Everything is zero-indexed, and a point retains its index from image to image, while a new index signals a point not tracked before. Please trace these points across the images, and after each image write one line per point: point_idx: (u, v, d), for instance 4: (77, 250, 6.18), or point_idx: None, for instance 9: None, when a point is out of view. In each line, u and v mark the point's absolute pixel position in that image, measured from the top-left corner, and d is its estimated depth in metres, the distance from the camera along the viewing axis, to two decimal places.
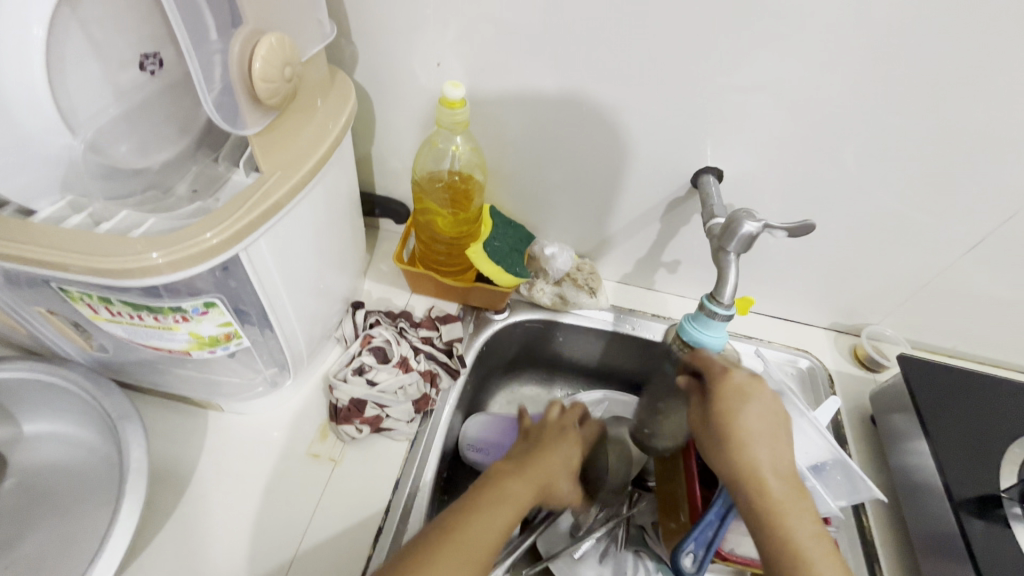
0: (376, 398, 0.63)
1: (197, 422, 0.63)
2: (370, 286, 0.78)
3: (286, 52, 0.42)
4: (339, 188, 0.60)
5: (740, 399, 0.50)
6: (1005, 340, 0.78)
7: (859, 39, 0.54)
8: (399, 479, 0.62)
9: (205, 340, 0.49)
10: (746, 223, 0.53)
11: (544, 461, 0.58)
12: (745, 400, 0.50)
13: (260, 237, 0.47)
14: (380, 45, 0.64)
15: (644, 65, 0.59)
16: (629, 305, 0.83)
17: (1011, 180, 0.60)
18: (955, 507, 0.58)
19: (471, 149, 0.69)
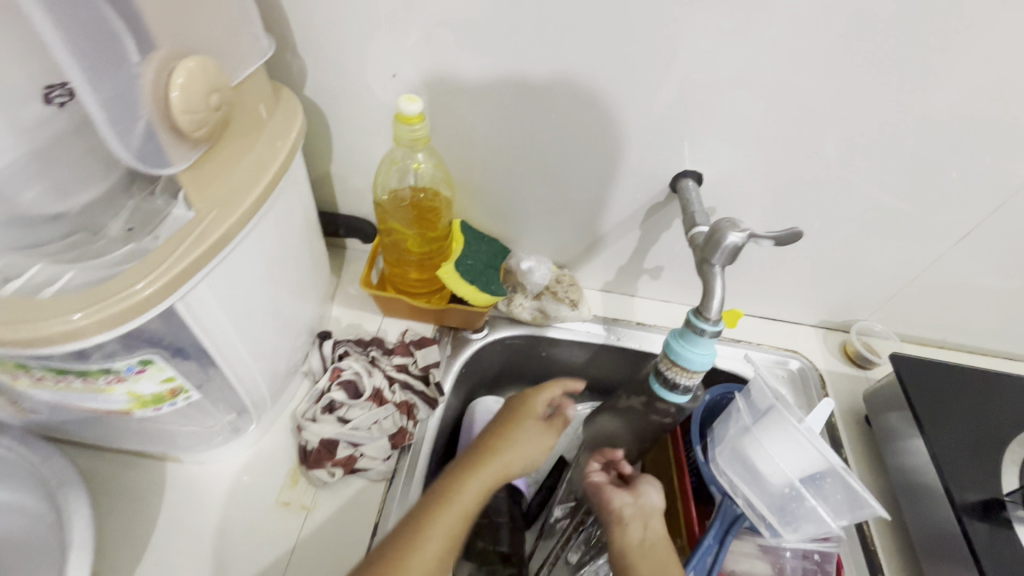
0: (348, 436, 0.59)
1: (154, 477, 0.58)
2: (338, 313, 0.74)
3: (211, 77, 0.37)
4: (292, 215, 0.55)
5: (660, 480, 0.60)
6: (995, 329, 0.77)
7: (836, 31, 0.51)
8: (378, 523, 0.58)
9: (147, 399, 0.45)
10: (730, 234, 0.49)
11: (491, 457, 0.56)
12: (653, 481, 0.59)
13: (201, 282, 0.43)
14: (330, 58, 0.59)
15: (612, 67, 0.56)
16: (613, 314, 0.80)
17: (997, 169, 0.58)
18: (958, 511, 0.56)
19: (435, 165, 0.65)
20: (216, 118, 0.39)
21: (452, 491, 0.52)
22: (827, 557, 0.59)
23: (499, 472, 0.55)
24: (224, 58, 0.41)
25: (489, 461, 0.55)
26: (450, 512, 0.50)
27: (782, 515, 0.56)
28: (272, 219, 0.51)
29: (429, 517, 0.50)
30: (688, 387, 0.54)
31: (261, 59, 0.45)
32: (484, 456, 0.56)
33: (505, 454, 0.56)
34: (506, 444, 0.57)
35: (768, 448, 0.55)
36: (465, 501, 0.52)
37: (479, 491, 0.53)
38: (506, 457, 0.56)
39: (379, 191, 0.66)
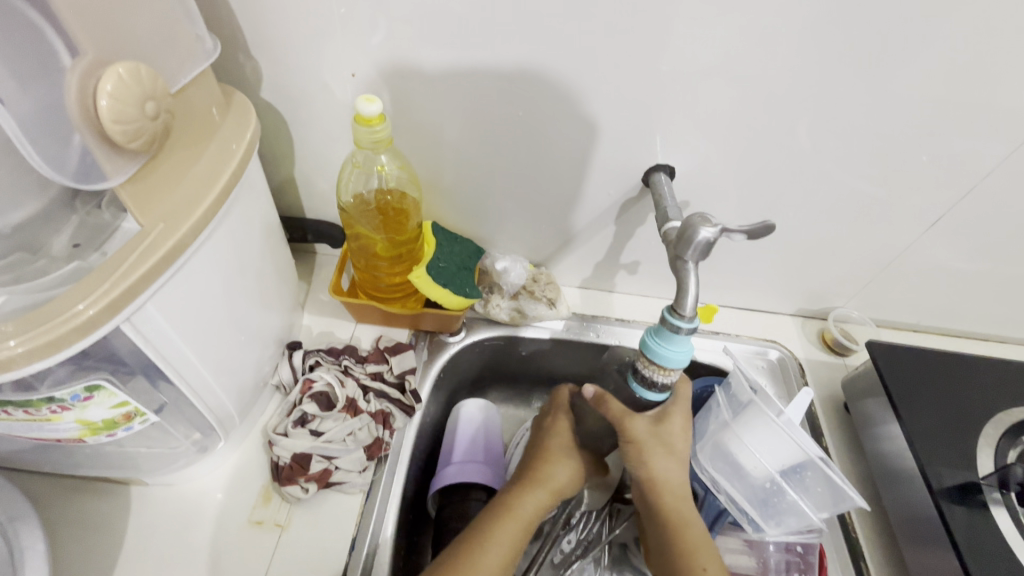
0: (322, 450, 0.57)
1: (119, 501, 0.56)
2: (309, 321, 0.72)
3: (146, 85, 0.35)
4: (251, 224, 0.53)
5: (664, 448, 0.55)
6: (967, 311, 0.78)
7: (802, 18, 0.50)
8: (356, 537, 0.56)
9: (99, 425, 0.43)
10: (702, 229, 0.48)
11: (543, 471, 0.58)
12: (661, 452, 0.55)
13: (147, 301, 0.40)
14: (283, 59, 0.57)
15: (578, 61, 0.54)
16: (591, 311, 0.79)
17: (965, 153, 0.58)
18: (935, 496, 0.57)
19: (400, 167, 0.63)
20: (155, 127, 0.37)
21: (512, 506, 0.55)
22: (810, 549, 0.58)
23: (550, 489, 0.57)
24: (164, 63, 0.39)
25: (537, 483, 0.57)
26: (513, 530, 0.54)
27: (764, 509, 0.56)
28: (228, 227, 0.48)
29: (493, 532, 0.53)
30: (666, 386, 0.54)
31: (206, 61, 0.43)
32: (541, 469, 0.58)
33: (554, 473, 0.58)
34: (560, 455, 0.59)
35: (749, 442, 0.54)
36: (526, 516, 0.55)
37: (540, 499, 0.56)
38: (557, 478, 0.58)
39: (344, 196, 0.64)
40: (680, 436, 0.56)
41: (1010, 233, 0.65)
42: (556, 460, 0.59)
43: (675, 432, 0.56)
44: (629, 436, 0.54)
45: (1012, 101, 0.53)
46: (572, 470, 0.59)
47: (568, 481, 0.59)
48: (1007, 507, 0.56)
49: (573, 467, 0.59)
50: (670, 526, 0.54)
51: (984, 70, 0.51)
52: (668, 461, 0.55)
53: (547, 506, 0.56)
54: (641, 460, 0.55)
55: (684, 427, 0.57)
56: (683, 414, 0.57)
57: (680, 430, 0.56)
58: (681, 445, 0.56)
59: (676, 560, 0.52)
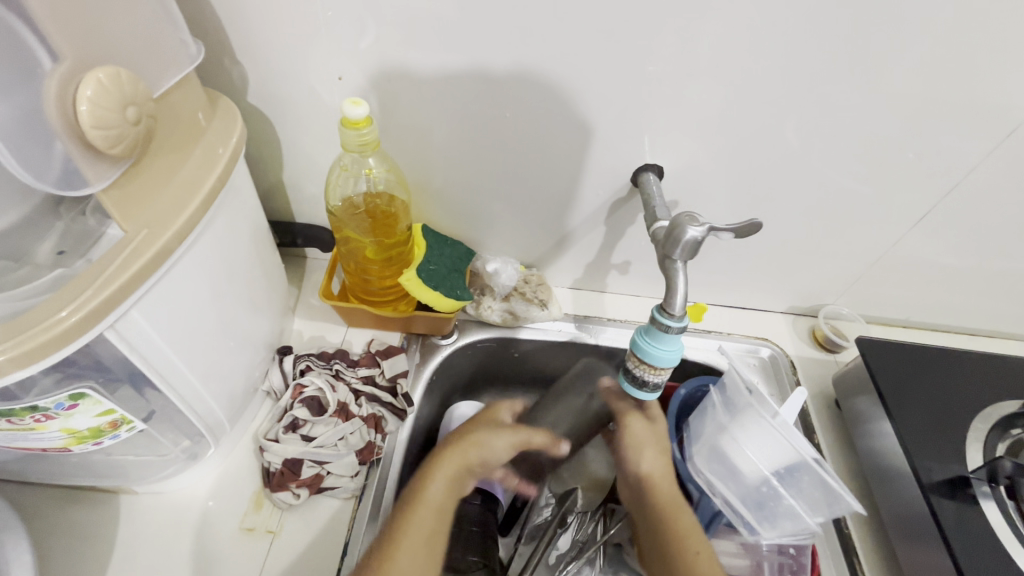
0: (313, 454, 0.57)
1: (108, 510, 0.55)
2: (300, 326, 0.72)
3: (127, 90, 0.35)
4: (239, 229, 0.52)
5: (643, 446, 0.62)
6: (954, 307, 0.78)
7: (787, 17, 0.50)
8: (347, 543, 0.56)
9: (85, 433, 0.43)
10: (690, 229, 0.48)
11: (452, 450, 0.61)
12: (639, 450, 0.62)
13: (131, 308, 0.40)
14: (270, 63, 0.57)
15: (565, 62, 0.55)
16: (583, 312, 0.79)
17: (949, 150, 0.59)
18: (925, 491, 0.57)
19: (388, 170, 0.63)
20: (137, 132, 0.37)
21: (420, 489, 0.57)
22: (802, 550, 0.58)
23: (460, 464, 0.60)
24: (145, 67, 0.39)
25: (443, 463, 0.59)
26: (425, 514, 0.56)
27: (759, 511, 0.56)
28: (214, 232, 0.48)
29: (406, 511, 0.55)
30: (657, 385, 0.54)
31: (189, 66, 0.43)
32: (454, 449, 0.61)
33: (467, 449, 0.61)
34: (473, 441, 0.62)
35: (744, 444, 0.54)
36: (433, 497, 0.57)
37: (444, 485, 0.59)
38: (470, 452, 0.61)
39: (333, 199, 0.64)
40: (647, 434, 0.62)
41: (997, 228, 0.66)
42: (468, 435, 0.62)
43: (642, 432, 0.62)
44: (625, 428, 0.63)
45: (995, 97, 0.54)
46: (493, 449, 0.62)
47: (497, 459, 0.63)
48: (996, 501, 0.56)
49: (484, 446, 0.62)
50: (663, 521, 0.59)
51: (968, 66, 0.52)
52: (656, 455, 0.61)
53: (451, 485, 0.59)
54: (636, 453, 0.62)
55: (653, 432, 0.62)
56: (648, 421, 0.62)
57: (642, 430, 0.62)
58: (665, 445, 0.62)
59: (668, 547, 0.58)
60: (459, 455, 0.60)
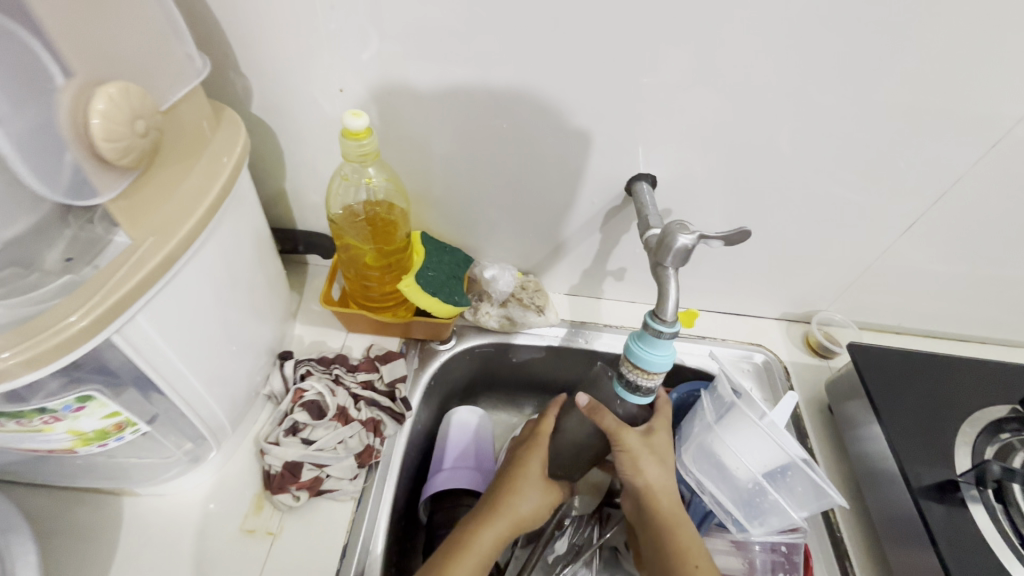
0: (312, 458, 0.58)
1: (111, 513, 0.56)
2: (301, 331, 0.73)
3: (135, 104, 0.36)
4: (242, 235, 0.54)
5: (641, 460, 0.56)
6: (945, 313, 0.80)
7: (775, 32, 0.52)
8: (347, 544, 0.57)
9: (90, 435, 0.44)
10: (680, 237, 0.50)
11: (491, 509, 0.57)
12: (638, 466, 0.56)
13: (138, 313, 0.41)
14: (274, 76, 0.58)
15: (561, 74, 0.56)
16: (580, 318, 0.80)
17: (936, 159, 0.60)
18: (914, 494, 0.58)
19: (387, 179, 0.64)
20: (145, 143, 0.38)
21: (469, 541, 0.55)
22: (794, 549, 0.59)
23: (512, 520, 0.57)
24: (153, 81, 0.40)
25: (500, 516, 0.56)
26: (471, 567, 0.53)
27: (748, 510, 0.57)
28: (217, 241, 0.49)
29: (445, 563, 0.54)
30: (650, 390, 0.55)
31: (195, 79, 0.44)
32: (490, 512, 0.57)
33: (519, 502, 0.58)
34: (510, 497, 0.58)
35: (732, 444, 0.55)
36: (482, 549, 0.55)
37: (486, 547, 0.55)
38: (522, 505, 0.58)
39: (333, 207, 0.65)
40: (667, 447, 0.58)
41: (985, 236, 0.67)
42: (519, 487, 0.59)
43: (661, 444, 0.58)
44: (621, 446, 0.56)
45: (978, 107, 0.55)
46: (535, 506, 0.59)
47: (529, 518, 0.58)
48: (984, 504, 0.57)
49: (537, 498, 0.59)
50: (662, 532, 0.55)
51: (951, 78, 0.53)
52: (658, 469, 0.56)
53: (506, 538, 0.57)
54: (635, 470, 0.56)
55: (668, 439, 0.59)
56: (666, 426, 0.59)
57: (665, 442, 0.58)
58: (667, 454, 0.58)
59: (666, 560, 0.54)
60: (512, 510, 0.57)
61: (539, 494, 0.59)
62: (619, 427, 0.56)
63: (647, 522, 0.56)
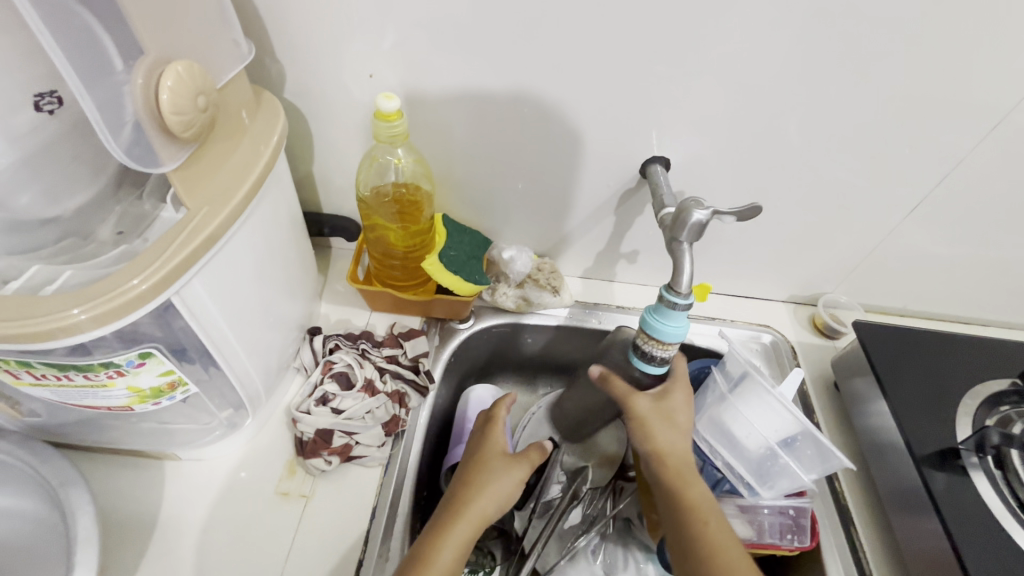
0: (343, 425, 0.61)
1: (154, 476, 0.60)
2: (326, 310, 0.76)
3: (198, 81, 0.40)
4: (279, 212, 0.57)
5: (660, 423, 0.58)
6: (949, 295, 0.82)
7: (787, 20, 0.54)
8: (376, 505, 0.60)
9: (147, 393, 0.47)
10: (696, 212, 0.52)
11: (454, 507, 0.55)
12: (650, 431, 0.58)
13: (193, 279, 0.44)
14: (307, 63, 0.61)
15: (581, 60, 0.59)
16: (593, 299, 0.83)
17: (940, 143, 0.63)
18: (917, 462, 0.61)
19: (415, 160, 0.67)
20: (204, 119, 0.41)
21: (427, 557, 0.52)
22: (801, 512, 0.61)
23: (474, 523, 0.54)
24: (209, 63, 0.44)
25: (459, 521, 0.54)
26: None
27: (759, 475, 0.59)
28: (259, 216, 0.52)
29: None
30: (664, 359, 0.58)
31: (242, 63, 0.47)
32: (454, 512, 0.55)
33: (476, 504, 0.55)
34: (472, 490, 0.56)
35: (745, 413, 0.58)
36: (443, 562, 0.52)
37: (452, 550, 0.52)
38: (483, 504, 0.56)
39: (362, 188, 0.68)
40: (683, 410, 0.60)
41: (987, 218, 0.70)
42: (479, 485, 0.57)
43: (677, 406, 0.60)
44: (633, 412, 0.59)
45: (980, 92, 0.58)
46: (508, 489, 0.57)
47: (499, 503, 0.57)
48: (984, 471, 0.59)
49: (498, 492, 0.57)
50: (674, 490, 0.56)
51: (954, 63, 0.56)
52: (671, 433, 0.58)
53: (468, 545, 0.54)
54: (646, 435, 0.58)
55: (686, 402, 0.61)
56: (684, 389, 0.61)
57: (682, 404, 0.60)
58: (683, 418, 0.59)
59: (680, 519, 0.55)
60: (471, 514, 0.54)
61: (508, 476, 0.58)
62: (631, 393, 0.60)
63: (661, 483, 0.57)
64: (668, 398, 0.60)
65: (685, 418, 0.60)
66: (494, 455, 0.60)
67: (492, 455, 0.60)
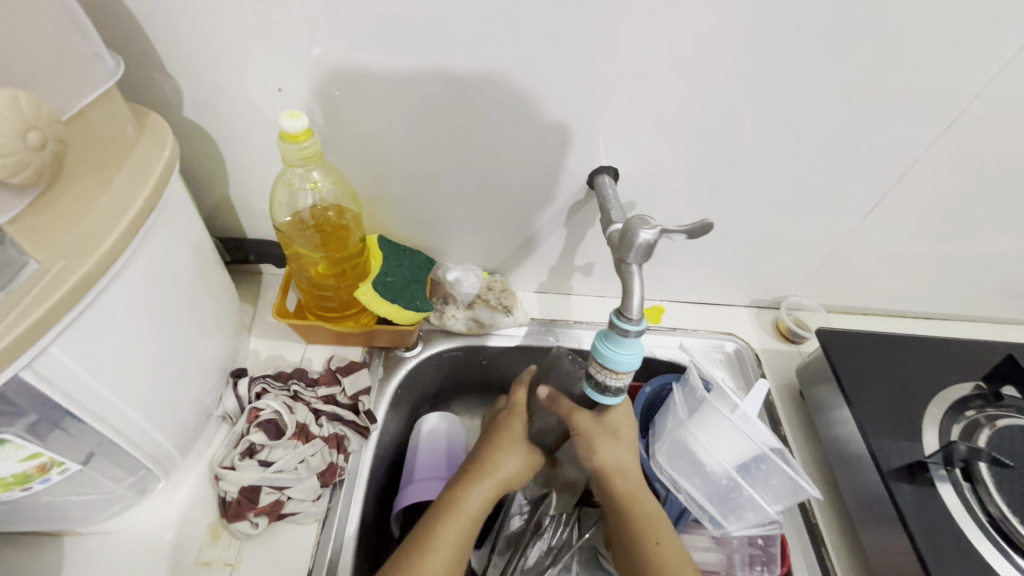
0: (272, 481, 0.55)
1: (53, 555, 0.52)
2: (256, 345, 0.69)
3: (25, 113, 0.33)
4: (177, 248, 0.50)
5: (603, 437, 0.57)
6: (910, 292, 0.80)
7: (732, 18, 0.50)
8: (312, 569, 0.54)
9: (10, 480, 0.40)
10: (642, 232, 0.48)
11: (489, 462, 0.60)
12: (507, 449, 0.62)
13: (52, 343, 0.37)
14: (207, 78, 0.54)
15: (511, 67, 0.54)
16: (549, 315, 0.79)
17: (895, 140, 0.60)
18: (885, 476, 0.58)
19: (334, 183, 0.61)
20: (44, 156, 0.34)
21: (459, 502, 0.57)
22: (770, 541, 0.58)
23: (499, 482, 0.59)
24: (49, 88, 0.36)
25: (484, 476, 0.59)
26: (461, 517, 0.55)
27: (723, 506, 0.55)
28: (146, 256, 0.45)
29: (437, 532, 0.54)
30: (619, 388, 0.53)
31: (106, 82, 0.40)
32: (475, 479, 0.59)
33: (503, 463, 0.60)
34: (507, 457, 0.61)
35: (704, 439, 0.54)
36: (471, 511, 0.56)
37: (487, 494, 0.58)
38: (504, 468, 0.60)
39: (279, 216, 0.61)
40: (625, 421, 0.58)
41: (945, 215, 0.68)
42: (488, 467, 0.60)
43: (620, 421, 0.58)
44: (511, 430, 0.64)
45: (933, 87, 0.55)
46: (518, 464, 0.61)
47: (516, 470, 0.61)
48: (952, 483, 0.57)
49: (523, 460, 0.62)
50: (621, 507, 0.56)
51: (906, 59, 0.53)
52: (613, 446, 0.57)
53: (493, 496, 0.58)
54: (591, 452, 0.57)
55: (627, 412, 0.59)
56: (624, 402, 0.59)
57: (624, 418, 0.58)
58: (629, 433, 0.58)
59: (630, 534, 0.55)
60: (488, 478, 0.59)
61: (513, 455, 0.61)
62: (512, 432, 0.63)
63: (607, 496, 0.57)
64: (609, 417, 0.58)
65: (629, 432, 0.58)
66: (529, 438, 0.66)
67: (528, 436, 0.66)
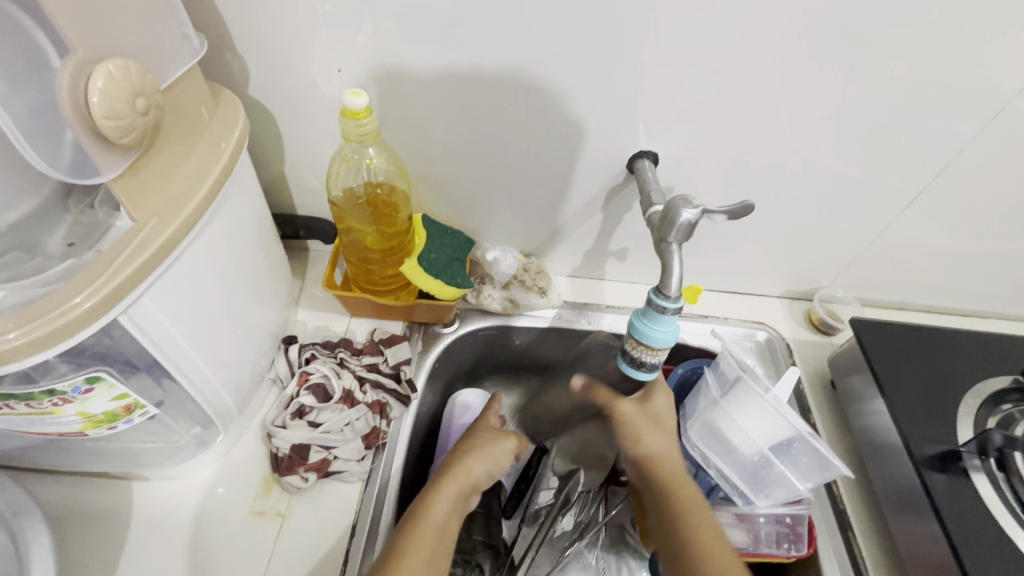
0: (320, 440, 0.58)
1: (123, 496, 0.57)
2: (304, 316, 0.73)
3: (135, 81, 0.36)
4: (242, 216, 0.53)
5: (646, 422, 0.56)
6: (948, 288, 0.80)
7: (779, 7, 0.51)
8: (356, 523, 0.57)
9: (100, 418, 0.45)
10: (683, 212, 0.49)
11: (450, 468, 0.56)
12: (468, 454, 0.58)
13: (144, 295, 0.41)
14: (272, 59, 0.58)
15: (559, 52, 0.55)
16: (582, 299, 0.80)
17: (938, 132, 0.60)
18: (917, 464, 0.58)
19: (387, 160, 0.64)
20: (146, 122, 0.38)
21: (422, 511, 0.53)
22: (798, 520, 0.60)
23: (462, 484, 0.55)
24: (150, 62, 0.40)
25: (445, 483, 0.55)
26: (427, 531, 0.51)
27: (754, 482, 0.57)
28: (220, 220, 0.49)
29: (404, 543, 0.50)
30: (654, 365, 0.55)
31: (194, 59, 0.44)
32: (437, 490, 0.54)
33: (465, 467, 0.56)
34: (467, 460, 0.57)
35: (737, 418, 0.55)
36: (435, 518, 0.52)
37: (449, 502, 0.54)
38: (466, 472, 0.56)
39: (334, 189, 0.65)
40: (668, 411, 0.58)
41: (987, 209, 0.67)
42: (447, 476, 0.56)
43: (662, 408, 0.58)
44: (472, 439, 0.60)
45: (981, 80, 0.55)
46: (491, 464, 0.58)
47: (486, 472, 0.58)
48: (986, 473, 0.57)
49: (484, 458, 0.58)
50: (665, 491, 0.54)
51: (954, 49, 0.53)
52: (658, 435, 0.56)
53: (459, 502, 0.55)
54: (635, 438, 0.56)
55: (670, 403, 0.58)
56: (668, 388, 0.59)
57: (665, 405, 0.58)
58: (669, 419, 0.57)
59: (669, 516, 0.53)
60: (447, 486, 0.55)
61: (478, 459, 0.57)
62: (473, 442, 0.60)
63: (648, 482, 0.55)
64: (650, 400, 0.58)
65: (671, 419, 0.58)
66: (486, 428, 0.62)
67: (484, 427, 0.62)
